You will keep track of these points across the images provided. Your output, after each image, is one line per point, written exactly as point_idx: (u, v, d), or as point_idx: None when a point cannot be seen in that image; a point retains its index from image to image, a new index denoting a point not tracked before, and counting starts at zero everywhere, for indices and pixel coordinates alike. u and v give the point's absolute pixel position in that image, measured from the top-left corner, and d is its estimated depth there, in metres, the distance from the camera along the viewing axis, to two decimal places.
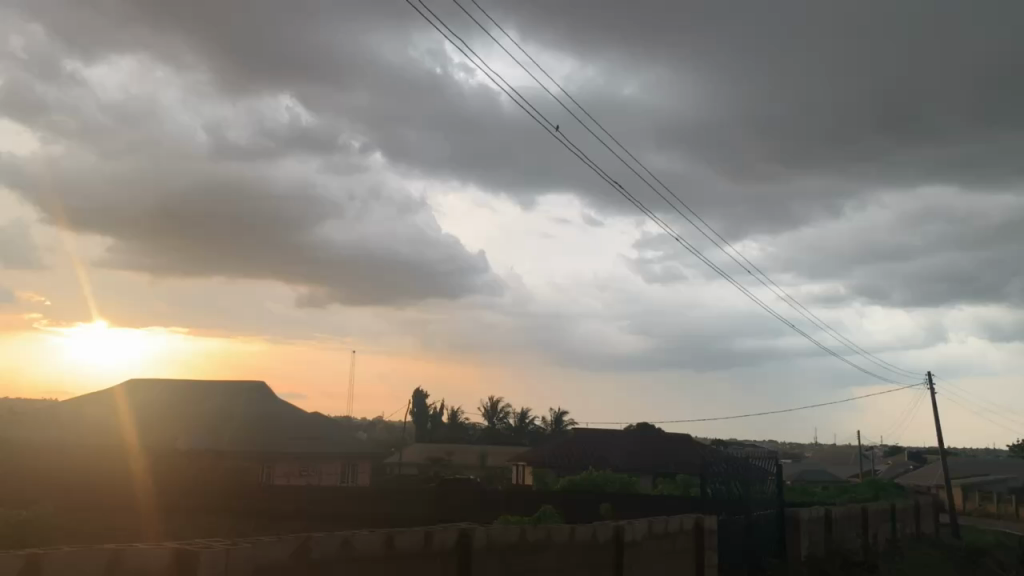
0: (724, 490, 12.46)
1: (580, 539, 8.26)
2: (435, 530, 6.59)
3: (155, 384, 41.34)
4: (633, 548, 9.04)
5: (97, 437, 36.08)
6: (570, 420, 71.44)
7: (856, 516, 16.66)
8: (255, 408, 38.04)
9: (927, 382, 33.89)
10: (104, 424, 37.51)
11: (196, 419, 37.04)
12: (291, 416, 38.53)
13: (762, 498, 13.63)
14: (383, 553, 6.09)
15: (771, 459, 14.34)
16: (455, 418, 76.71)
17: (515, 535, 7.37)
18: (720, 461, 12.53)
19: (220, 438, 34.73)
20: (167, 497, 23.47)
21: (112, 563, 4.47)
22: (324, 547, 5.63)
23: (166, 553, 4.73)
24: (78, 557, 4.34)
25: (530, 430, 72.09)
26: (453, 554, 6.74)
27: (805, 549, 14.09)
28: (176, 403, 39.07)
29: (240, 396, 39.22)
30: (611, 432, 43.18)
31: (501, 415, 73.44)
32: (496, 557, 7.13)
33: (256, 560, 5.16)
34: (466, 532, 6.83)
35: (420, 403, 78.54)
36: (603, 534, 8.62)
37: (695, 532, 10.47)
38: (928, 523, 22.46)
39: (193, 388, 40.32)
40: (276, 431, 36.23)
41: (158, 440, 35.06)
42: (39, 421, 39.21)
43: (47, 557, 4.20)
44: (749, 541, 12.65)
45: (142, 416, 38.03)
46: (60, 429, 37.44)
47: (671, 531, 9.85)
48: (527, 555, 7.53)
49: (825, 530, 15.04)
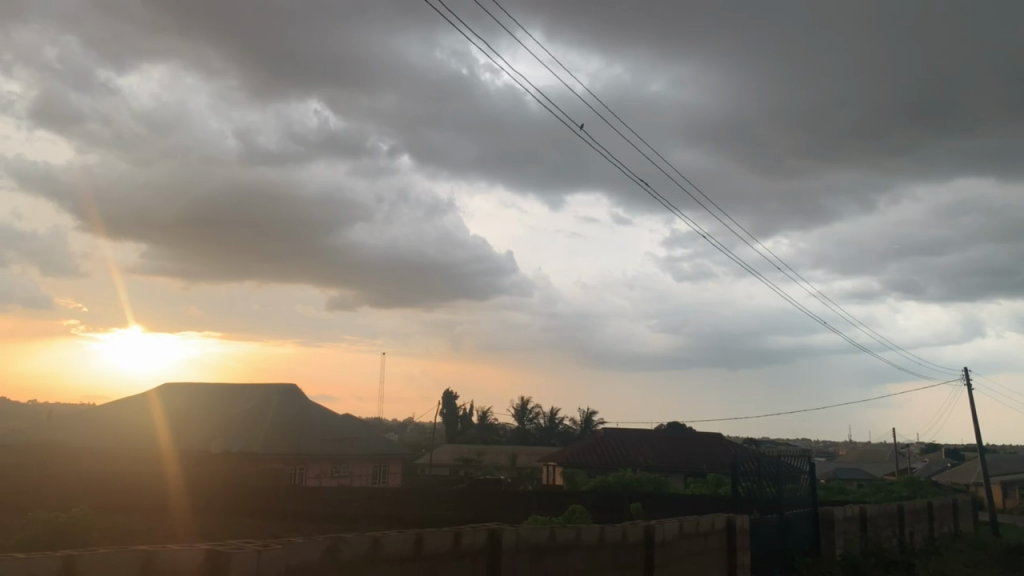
0: (756, 488, 12.35)
1: (609, 539, 8.22)
2: (464, 531, 6.60)
3: (187, 389, 41.86)
4: (663, 548, 8.98)
5: (132, 439, 36.77)
6: (600, 420, 71.03)
7: (891, 514, 16.38)
8: (286, 409, 38.43)
9: (964, 375, 33.22)
10: (138, 426, 38.20)
11: (228, 421, 37.50)
12: (321, 418, 38.87)
13: (794, 496, 13.45)
14: (412, 553, 6.12)
15: (803, 457, 14.16)
16: (485, 419, 76.80)
17: (544, 535, 7.37)
18: (752, 460, 12.38)
19: (252, 440, 35.22)
20: (201, 500, 23.81)
21: (146, 563, 4.53)
22: (353, 547, 5.68)
23: (197, 554, 4.82)
24: (112, 557, 4.41)
25: (560, 430, 71.85)
26: (483, 553, 6.75)
27: (840, 548, 13.87)
28: (208, 407, 39.64)
29: (270, 397, 39.62)
30: (640, 431, 42.97)
31: (532, 415, 73.33)
32: (526, 557, 7.13)
33: (286, 560, 5.20)
34: (495, 530, 6.85)
35: (450, 404, 78.76)
36: (633, 534, 8.57)
37: (727, 529, 10.39)
38: (966, 520, 22.09)
39: (224, 392, 40.89)
40: (307, 432, 36.57)
41: (191, 442, 35.63)
42: (74, 424, 40.04)
43: (80, 557, 4.26)
44: (782, 540, 12.52)
45: (175, 418, 38.67)
46: (97, 433, 38.05)
47: (702, 530, 9.79)
48: (557, 555, 7.52)
49: (860, 528, 14.79)
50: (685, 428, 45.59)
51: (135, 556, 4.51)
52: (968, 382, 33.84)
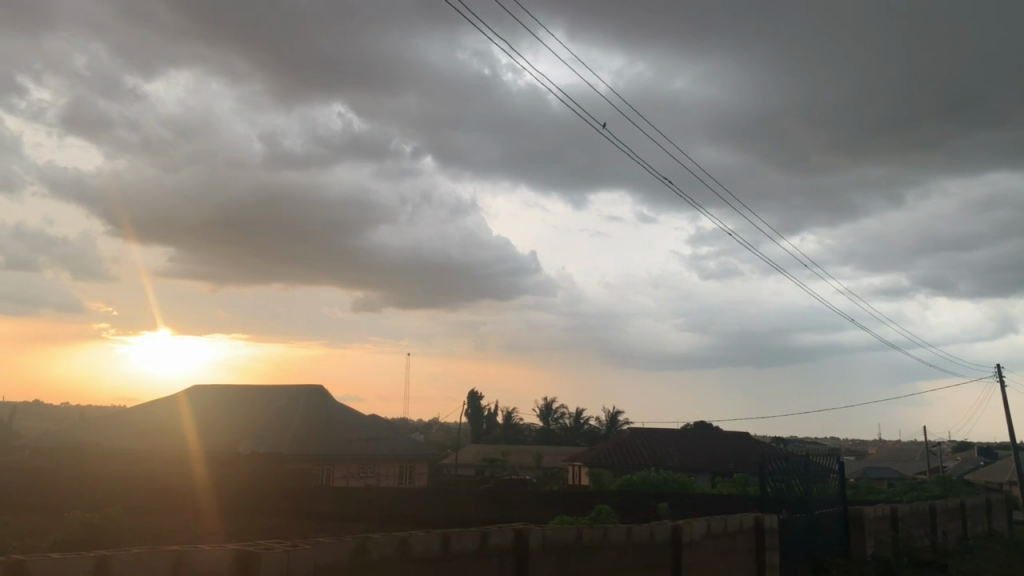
0: (784, 488, 12.22)
1: (636, 539, 8.17)
2: (491, 530, 6.61)
3: (215, 391, 42.29)
4: (690, 548, 8.92)
5: (162, 441, 37.31)
6: (625, 420, 70.83)
7: (923, 514, 16.15)
8: (313, 410, 38.72)
9: (996, 372, 32.73)
10: (168, 427, 38.74)
11: (257, 423, 37.83)
12: (348, 418, 39.15)
13: (824, 496, 13.31)
14: (439, 553, 6.12)
15: (832, 457, 14.00)
16: (510, 419, 76.85)
17: (571, 535, 7.34)
18: (780, 459, 12.28)
19: (279, 440, 35.57)
20: (230, 500, 24.06)
21: (177, 563, 4.58)
22: (382, 548, 5.71)
23: (228, 555, 4.86)
24: (146, 558, 4.46)
25: (586, 430, 71.71)
26: (511, 554, 6.75)
27: (870, 549, 13.68)
28: (235, 408, 40.04)
29: (298, 398, 39.95)
30: (666, 431, 42.71)
31: (557, 415, 73.23)
32: (553, 558, 7.12)
33: (316, 560, 5.23)
34: (522, 531, 6.84)
35: (475, 404, 78.92)
36: (660, 534, 8.52)
37: (755, 530, 10.30)
38: (1000, 521, 21.68)
39: (252, 394, 41.30)
40: (335, 433, 36.84)
41: (220, 444, 36.04)
42: (105, 426, 40.75)
43: (115, 558, 4.32)
44: (811, 541, 12.38)
45: (204, 420, 39.14)
46: (128, 434, 38.57)
47: (730, 531, 9.71)
48: (584, 555, 7.50)
49: (891, 528, 14.60)
50: (712, 428, 45.21)
51: (166, 556, 4.55)
52: (1000, 379, 33.29)
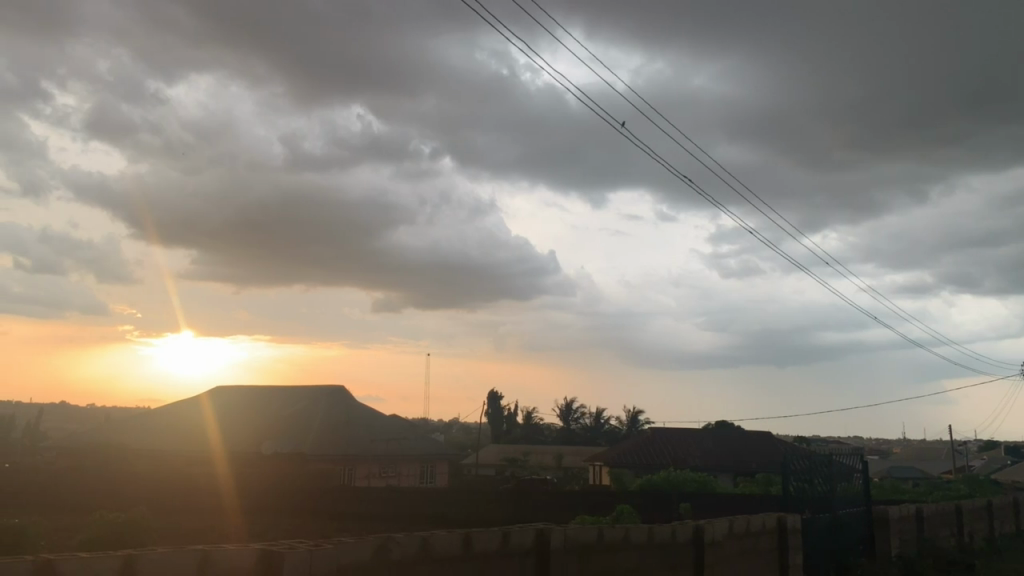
0: (807, 488, 12.13)
1: (658, 539, 8.15)
2: (512, 530, 6.61)
3: (237, 392, 42.64)
4: (713, 548, 8.87)
5: (186, 441, 37.67)
6: (646, 419, 70.60)
7: (949, 514, 15.95)
8: (334, 410, 38.95)
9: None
10: (192, 428, 39.12)
11: (280, 423, 38.09)
12: (370, 418, 39.34)
13: (848, 496, 13.20)
14: (460, 552, 6.14)
15: (855, 456, 13.87)
16: (530, 419, 76.89)
17: (592, 535, 7.34)
18: (803, 459, 12.20)
19: (301, 441, 35.81)
20: (252, 500, 24.25)
21: (202, 562, 4.62)
22: (403, 547, 5.73)
23: (251, 554, 4.90)
24: (172, 557, 4.51)
25: (606, 430, 71.61)
26: (532, 554, 6.75)
27: (895, 548, 13.55)
28: (258, 409, 40.35)
29: (319, 399, 40.19)
30: (687, 430, 42.49)
31: (577, 415, 73.19)
32: (574, 559, 7.11)
33: (338, 560, 5.27)
34: (544, 530, 6.84)
35: (495, 404, 79.03)
36: (683, 534, 8.50)
37: (778, 530, 10.24)
38: None
39: (274, 394, 41.59)
40: (356, 433, 37.04)
41: (243, 444, 36.33)
42: (130, 426, 41.21)
43: (142, 557, 4.37)
44: (836, 540, 12.28)
45: (227, 420, 39.49)
46: (152, 435, 39.01)
47: (752, 531, 9.64)
48: (606, 555, 7.48)
49: (917, 528, 14.45)
50: (734, 427, 44.92)
51: (191, 557, 4.59)
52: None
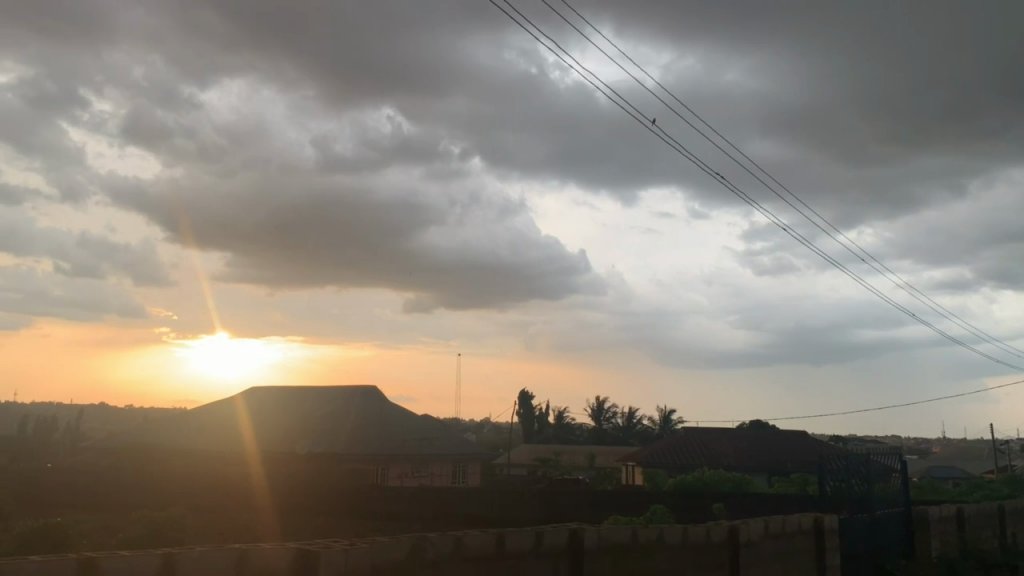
0: (844, 487, 11.94)
1: (693, 539, 8.06)
2: (545, 530, 6.58)
3: (271, 393, 43.10)
4: (748, 548, 8.77)
5: (221, 441, 38.13)
6: (679, 420, 70.10)
7: (991, 514, 15.60)
8: (366, 410, 39.19)
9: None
10: (228, 428, 39.65)
11: (312, 424, 38.41)
12: (402, 418, 39.53)
13: (886, 496, 12.96)
14: (494, 551, 6.12)
15: (893, 455, 13.62)
16: (562, 419, 76.75)
17: (625, 535, 7.27)
18: (839, 459, 12.00)
19: (334, 440, 36.09)
20: (286, 500, 24.45)
21: (239, 562, 4.65)
22: (437, 547, 5.73)
23: (288, 554, 4.92)
24: (209, 556, 4.54)
25: (638, 430, 71.31)
26: (565, 554, 6.71)
27: (935, 550, 13.28)
28: (292, 409, 40.76)
29: (351, 399, 40.46)
30: (721, 430, 42.13)
31: (609, 415, 73.00)
32: (608, 559, 7.06)
33: (373, 560, 5.28)
34: (576, 530, 6.80)
35: (527, 404, 79.04)
36: (717, 535, 8.40)
37: (815, 531, 10.09)
38: None
39: (308, 394, 41.98)
40: (388, 433, 37.23)
41: (277, 444, 36.72)
42: (167, 427, 41.86)
43: (180, 556, 4.41)
44: (875, 542, 12.08)
45: (261, 421, 39.93)
46: (189, 435, 39.58)
47: (789, 531, 9.51)
48: (640, 555, 7.42)
49: (957, 528, 14.16)
50: (769, 426, 44.37)
51: (228, 556, 4.63)
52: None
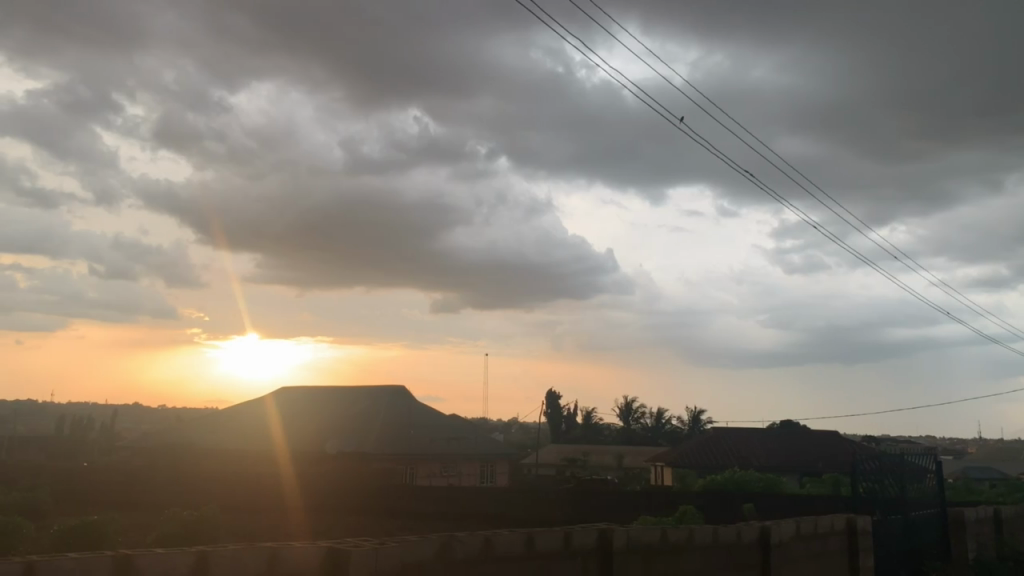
0: (877, 489, 11.77)
1: (724, 539, 8.00)
2: (574, 530, 6.56)
3: (301, 393, 43.46)
4: (780, 550, 8.68)
5: (252, 441, 38.51)
6: (709, 420, 69.50)
7: None
8: (394, 410, 39.37)
9: None
10: (259, 428, 40.03)
11: (341, 424, 38.64)
12: (430, 418, 39.66)
13: (920, 498, 12.75)
14: (523, 552, 6.11)
15: (928, 456, 13.40)
16: (590, 419, 76.60)
17: (655, 535, 7.24)
18: (873, 459, 11.82)
19: (363, 440, 36.29)
20: (315, 499, 24.63)
21: (271, 561, 4.69)
22: (466, 547, 5.73)
23: (318, 553, 4.95)
24: (241, 555, 4.58)
25: (667, 430, 70.96)
26: (595, 554, 6.68)
27: (973, 552, 13.03)
28: (321, 409, 41.07)
29: (380, 399, 40.67)
30: (751, 431, 41.79)
31: (637, 415, 72.71)
32: (638, 558, 7.03)
33: (403, 559, 5.30)
34: (606, 531, 6.77)
35: (554, 403, 79.00)
36: (748, 535, 8.32)
37: (848, 531, 9.95)
38: None
39: (337, 394, 42.29)
40: (416, 433, 37.37)
41: (307, 444, 37.02)
42: (200, 426, 42.39)
43: (213, 555, 4.45)
44: (910, 543, 11.89)
45: (291, 421, 40.27)
46: (221, 435, 40.05)
47: (821, 532, 9.39)
48: (669, 557, 7.36)
49: (995, 530, 13.91)
50: (800, 426, 43.82)
51: (260, 555, 4.67)
52: None
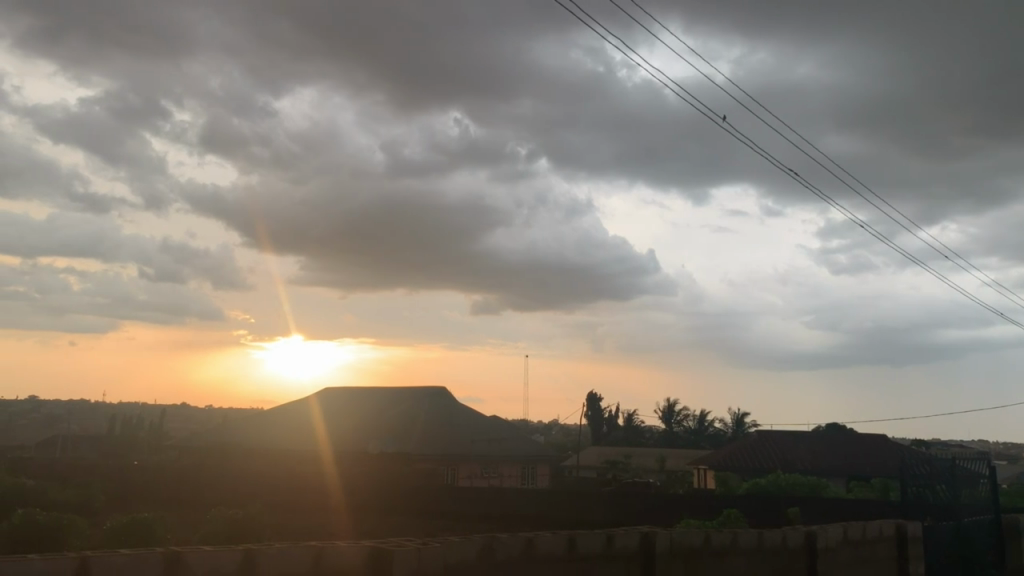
0: (927, 493, 11.48)
1: (768, 543, 7.87)
2: (617, 533, 6.51)
3: (343, 394, 43.91)
4: (828, 554, 8.53)
5: (296, 441, 39.01)
6: (752, 423, 68.70)
7: None
8: (435, 411, 39.58)
9: None
10: (302, 428, 40.55)
11: (382, 425, 38.93)
12: (471, 419, 39.80)
13: (973, 503, 12.41)
14: (565, 554, 6.09)
15: (982, 460, 13.01)
16: (631, 421, 76.18)
17: (697, 539, 7.15)
18: (924, 464, 11.53)
19: (405, 441, 36.58)
20: (359, 499, 24.84)
21: (315, 562, 4.74)
22: (507, 548, 5.73)
23: (362, 553, 4.98)
24: (286, 554, 4.63)
25: (710, 432, 70.33)
26: (637, 555, 6.63)
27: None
28: (364, 410, 41.46)
29: (421, 400, 40.92)
30: (795, 433, 41.17)
31: (680, 417, 72.18)
32: (680, 561, 6.94)
33: (445, 560, 5.32)
34: (648, 533, 6.72)
35: (595, 406, 78.71)
36: (794, 539, 8.18)
37: (898, 538, 9.73)
38: None
39: (378, 396, 42.63)
40: (457, 434, 37.52)
41: (349, 445, 37.40)
42: (245, 426, 43.03)
43: (260, 553, 4.51)
44: (961, 550, 11.56)
45: (334, 422, 40.71)
46: (266, 434, 40.63)
47: (869, 538, 9.19)
48: (713, 560, 7.28)
49: None
50: (846, 429, 43.02)
51: (305, 554, 4.72)
52: None
